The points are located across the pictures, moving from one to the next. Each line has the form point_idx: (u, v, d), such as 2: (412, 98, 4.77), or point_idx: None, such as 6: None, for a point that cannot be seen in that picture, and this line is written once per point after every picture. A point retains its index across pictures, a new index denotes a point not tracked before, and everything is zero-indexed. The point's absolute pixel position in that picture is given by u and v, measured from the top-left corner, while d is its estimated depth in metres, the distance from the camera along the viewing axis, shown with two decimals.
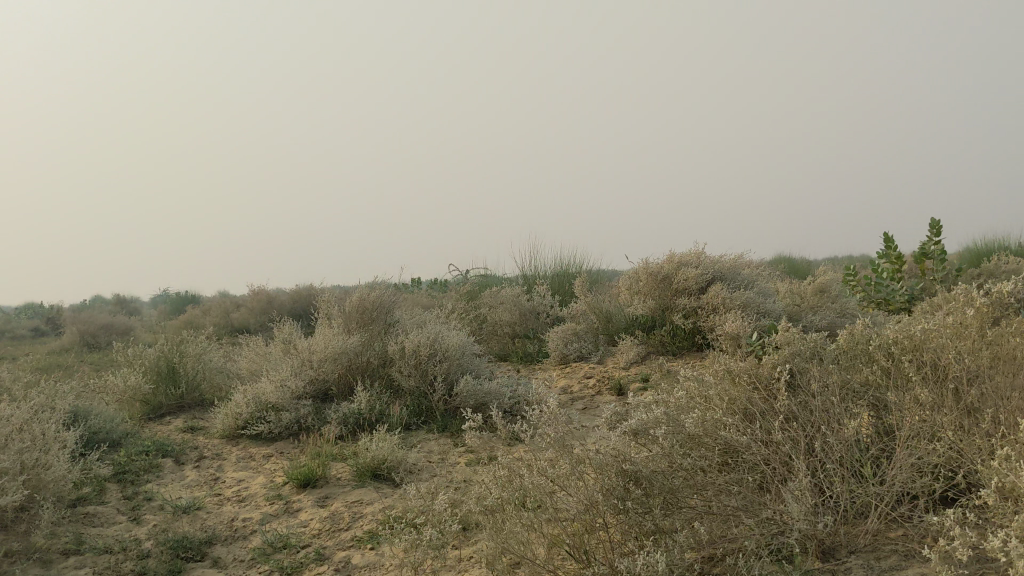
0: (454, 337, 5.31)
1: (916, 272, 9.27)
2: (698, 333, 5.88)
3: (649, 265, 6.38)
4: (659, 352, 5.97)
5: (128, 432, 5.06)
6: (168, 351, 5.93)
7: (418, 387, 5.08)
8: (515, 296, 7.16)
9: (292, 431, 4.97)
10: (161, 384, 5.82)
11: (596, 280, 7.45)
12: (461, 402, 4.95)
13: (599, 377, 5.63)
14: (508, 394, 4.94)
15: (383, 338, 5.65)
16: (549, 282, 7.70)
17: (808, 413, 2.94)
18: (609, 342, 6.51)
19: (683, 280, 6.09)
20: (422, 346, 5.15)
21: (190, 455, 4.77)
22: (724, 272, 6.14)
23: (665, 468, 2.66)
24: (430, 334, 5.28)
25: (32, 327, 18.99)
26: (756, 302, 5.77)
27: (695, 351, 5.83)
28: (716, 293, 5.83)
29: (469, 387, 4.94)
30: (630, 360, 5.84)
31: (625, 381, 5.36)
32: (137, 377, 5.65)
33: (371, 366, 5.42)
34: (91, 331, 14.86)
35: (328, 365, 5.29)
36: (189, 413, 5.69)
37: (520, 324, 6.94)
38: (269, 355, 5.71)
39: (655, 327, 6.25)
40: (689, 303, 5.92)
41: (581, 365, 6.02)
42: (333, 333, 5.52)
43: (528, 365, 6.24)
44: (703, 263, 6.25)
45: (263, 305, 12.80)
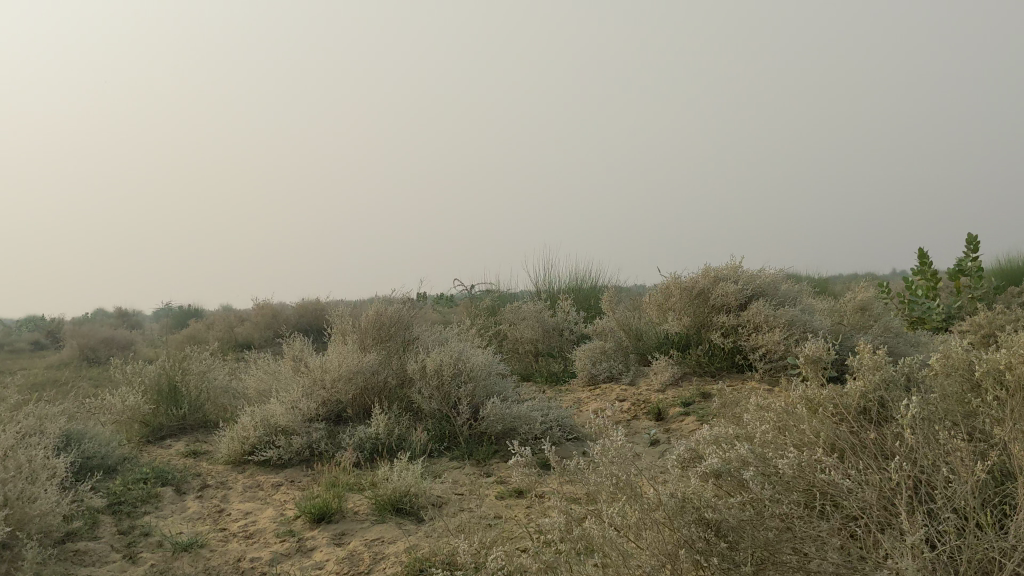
0: (480, 356, 4.90)
1: (952, 291, 8.88)
2: (738, 354, 5.53)
3: (684, 279, 5.99)
4: (696, 373, 5.58)
5: (125, 457, 4.66)
6: (170, 369, 5.54)
7: (441, 409, 4.67)
8: (538, 312, 6.76)
9: (303, 457, 4.57)
10: (161, 404, 5.42)
11: (622, 295, 7.06)
12: (488, 427, 4.54)
13: (634, 401, 5.22)
14: (539, 418, 4.53)
15: (402, 356, 5.25)
16: (573, 297, 7.31)
17: (907, 450, 2.53)
18: (641, 361, 6.10)
19: (722, 296, 5.71)
20: (446, 367, 4.75)
21: (192, 484, 4.37)
22: (766, 287, 5.74)
23: (754, 516, 2.25)
24: (453, 353, 4.88)
25: (32, 340, 18.63)
26: (802, 320, 5.40)
27: (736, 373, 5.47)
28: (759, 310, 5.46)
29: (496, 410, 4.54)
30: (665, 382, 5.42)
31: (664, 406, 4.96)
32: (136, 397, 5.25)
33: (389, 387, 5.00)
34: (92, 344, 14.48)
35: (342, 385, 4.88)
36: (191, 435, 5.29)
37: (543, 342, 6.54)
38: (278, 374, 5.31)
39: (690, 346, 5.86)
40: (729, 322, 5.54)
41: (611, 386, 5.60)
42: (348, 351, 5.11)
43: (555, 386, 5.83)
44: (742, 277, 5.86)
45: (268, 320, 12.42)
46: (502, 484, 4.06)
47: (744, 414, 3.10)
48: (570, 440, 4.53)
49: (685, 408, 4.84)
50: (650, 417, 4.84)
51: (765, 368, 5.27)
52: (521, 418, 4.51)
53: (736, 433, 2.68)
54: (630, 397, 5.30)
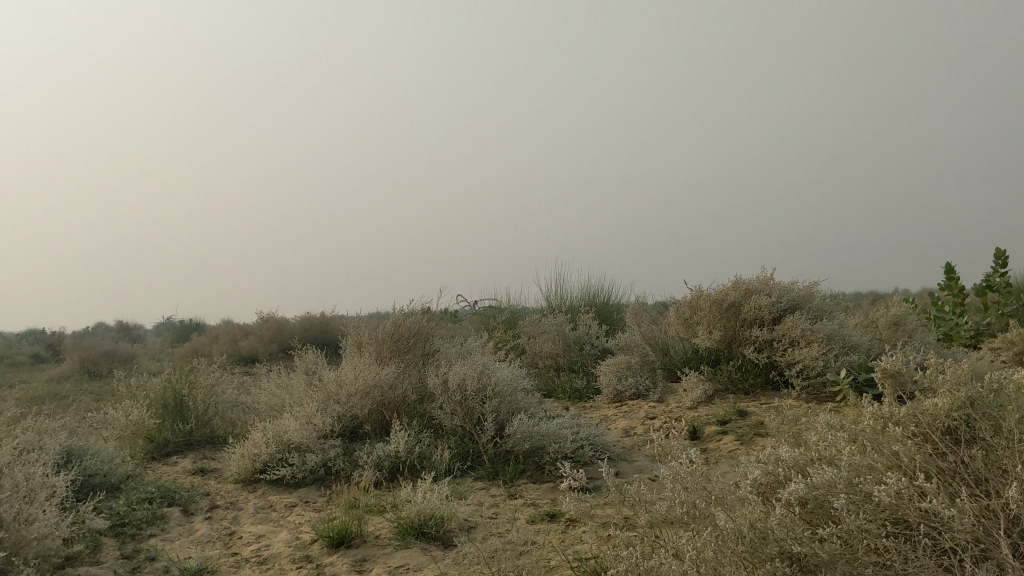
0: (505, 370, 4.62)
1: (979, 307, 8.62)
2: (773, 370, 5.28)
3: (714, 292, 5.74)
4: (728, 390, 5.33)
5: (129, 475, 4.39)
6: (176, 382, 5.28)
7: (465, 426, 4.40)
8: (558, 325, 6.51)
9: (318, 475, 4.31)
10: (167, 418, 5.15)
11: (646, 308, 6.81)
12: (515, 444, 4.26)
13: (665, 418, 4.95)
14: (569, 436, 4.24)
15: (421, 370, 4.98)
16: (594, 310, 7.06)
17: (1005, 475, 2.24)
18: (668, 378, 5.84)
19: (756, 310, 5.46)
20: (469, 381, 4.48)
21: (200, 504, 4.10)
22: (801, 299, 5.49)
23: (847, 551, 1.99)
24: (477, 367, 4.61)
25: (32, 353, 18.38)
26: (840, 336, 5.16)
27: (771, 391, 5.21)
28: (795, 324, 5.22)
29: (524, 428, 4.26)
30: (697, 399, 5.15)
31: (699, 424, 4.69)
32: (141, 411, 4.99)
33: (408, 402, 4.74)
34: (93, 357, 14.22)
35: (358, 400, 4.62)
36: (198, 451, 5.03)
37: (564, 357, 6.28)
38: (291, 387, 5.04)
39: (720, 362, 5.60)
40: (764, 336, 5.29)
41: (639, 403, 5.33)
42: (365, 364, 4.86)
43: (579, 402, 5.56)
44: (776, 288, 5.61)
45: (273, 333, 12.17)
46: (533, 507, 3.79)
47: (809, 434, 2.84)
48: (603, 459, 4.25)
49: (722, 427, 4.58)
50: (685, 436, 4.58)
51: (803, 385, 5.02)
52: (550, 436, 4.24)
53: (813, 457, 2.41)
54: (661, 415, 5.03)
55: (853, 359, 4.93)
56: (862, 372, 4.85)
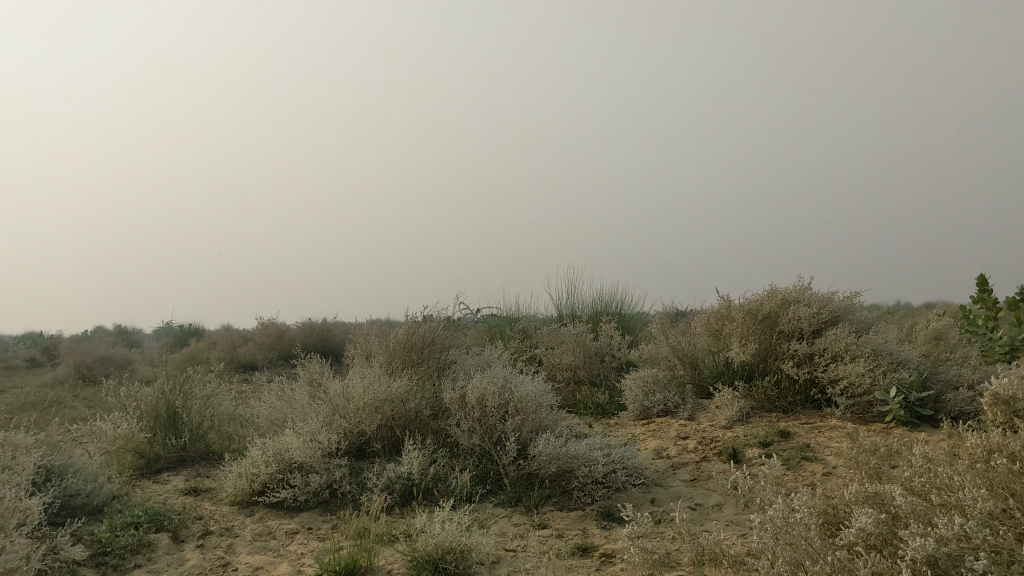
0: (530, 385, 4.22)
1: (1013, 321, 8.18)
2: (813, 387, 4.89)
3: (748, 302, 5.35)
4: (764, 408, 4.94)
5: (114, 497, 3.99)
6: (169, 392, 4.89)
7: (485, 446, 4.01)
8: (578, 335, 6.12)
9: (322, 498, 3.92)
10: (159, 432, 4.77)
11: (670, 320, 6.43)
12: (540, 467, 3.86)
13: (699, 438, 4.55)
14: (601, 458, 3.84)
15: (436, 383, 4.59)
16: (615, 319, 6.67)
17: None
18: (698, 394, 5.44)
19: (794, 320, 5.07)
20: (489, 398, 4.08)
21: (192, 530, 3.71)
22: (843, 311, 5.10)
23: None
24: (497, 381, 4.21)
25: (27, 357, 17.99)
26: (888, 351, 4.77)
27: (812, 410, 4.81)
28: (838, 337, 4.83)
29: (550, 448, 3.86)
30: (732, 418, 4.75)
31: (739, 447, 4.30)
32: (131, 424, 4.60)
33: (421, 418, 4.35)
34: (88, 362, 13.82)
35: (366, 416, 4.22)
36: (192, 468, 4.64)
37: (585, 370, 5.88)
38: (292, 400, 4.65)
39: (755, 378, 5.20)
40: (804, 350, 4.90)
41: (669, 421, 4.93)
42: (374, 375, 4.46)
43: (603, 419, 5.16)
44: (815, 297, 5.22)
45: (273, 340, 11.78)
46: (562, 539, 3.39)
47: (902, 470, 2.44)
48: (636, 485, 3.85)
49: (765, 451, 4.19)
50: (724, 459, 4.19)
51: (847, 404, 4.63)
52: (578, 458, 3.83)
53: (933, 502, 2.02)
54: (695, 434, 4.63)
55: (904, 376, 4.57)
56: (913, 391, 4.50)
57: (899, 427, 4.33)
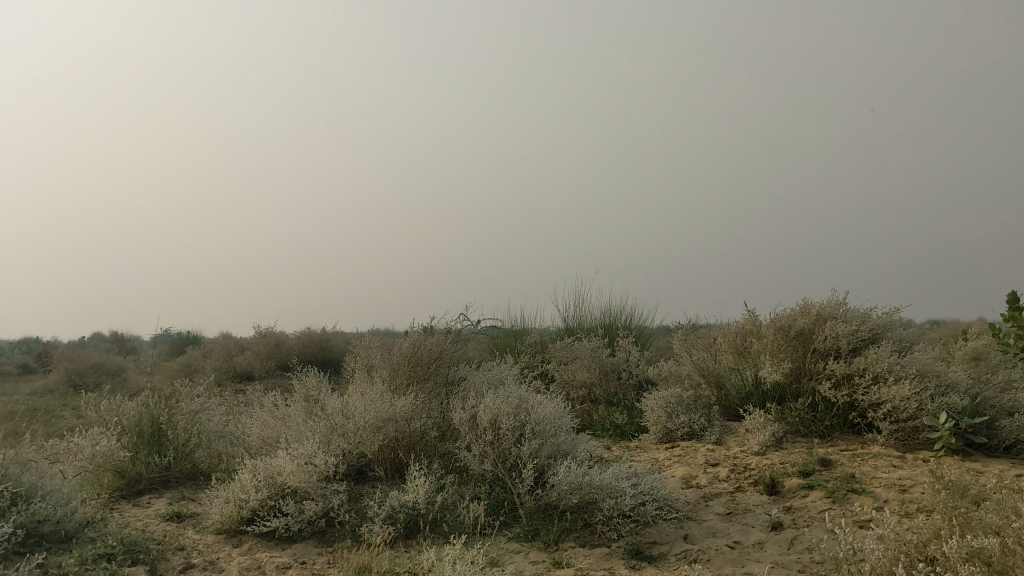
0: (549, 404, 3.83)
1: None
2: (852, 410, 4.51)
3: (779, 318, 4.99)
4: (798, 433, 4.56)
5: (86, 525, 3.60)
6: (153, 407, 4.51)
7: (498, 472, 3.62)
8: (594, 350, 5.75)
9: (318, 529, 3.54)
10: (141, 450, 4.38)
11: (691, 335, 6.06)
12: (560, 497, 3.47)
13: (731, 466, 4.17)
14: (629, 490, 3.45)
15: (445, 402, 4.21)
16: (633, 334, 6.29)
17: None
18: (724, 416, 5.06)
19: (830, 338, 4.70)
20: (504, 418, 3.69)
21: (172, 563, 3.32)
22: (883, 329, 4.73)
23: None
24: (513, 401, 3.82)
25: (20, 364, 17.63)
26: (934, 372, 4.41)
27: (852, 435, 4.44)
28: (880, 357, 4.46)
29: (571, 476, 3.47)
30: (765, 443, 4.37)
31: (776, 476, 3.92)
32: (110, 442, 4.22)
33: (427, 440, 3.96)
34: (80, 370, 13.45)
35: (368, 437, 3.84)
36: (176, 490, 4.25)
37: (601, 388, 5.51)
38: (287, 417, 4.26)
39: (787, 400, 4.83)
40: (843, 369, 4.53)
41: (695, 446, 4.54)
42: (377, 392, 4.08)
43: (622, 442, 4.78)
44: (852, 313, 4.85)
45: (270, 350, 11.41)
46: None
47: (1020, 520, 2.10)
48: (667, 520, 3.46)
49: (806, 481, 3.81)
50: (761, 490, 3.81)
51: (891, 429, 4.26)
52: (603, 487, 3.44)
53: None
54: (726, 461, 4.25)
55: (954, 400, 4.19)
56: (965, 417, 4.14)
57: (953, 460, 3.96)
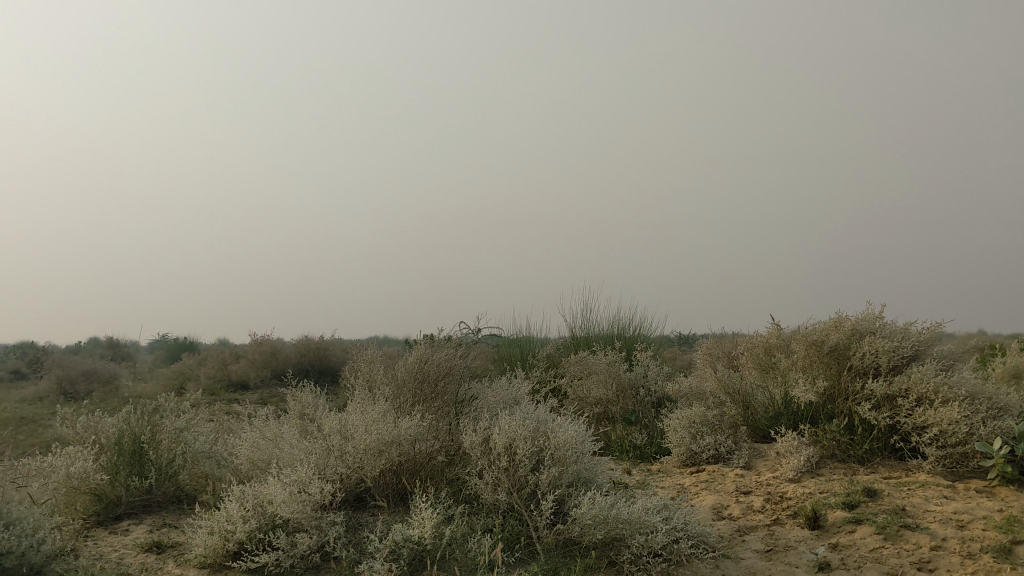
0: (570, 427, 3.47)
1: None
2: (894, 434, 4.16)
3: (812, 332, 4.63)
4: (835, 458, 4.20)
5: (54, 557, 3.24)
6: (134, 423, 4.15)
7: (514, 502, 3.26)
8: (610, 364, 5.40)
9: (311, 566, 3.17)
10: (121, 472, 4.01)
11: (713, 350, 5.70)
12: (582, 533, 3.10)
13: (766, 495, 3.80)
14: (660, 526, 3.08)
15: (454, 424, 3.86)
16: (650, 347, 5.94)
17: None
18: (752, 438, 4.70)
19: (869, 355, 4.34)
20: (521, 443, 3.33)
21: None
22: (926, 345, 4.37)
23: None
24: (529, 424, 3.46)
25: (12, 370, 17.27)
26: (985, 393, 4.05)
27: (894, 461, 4.08)
28: (924, 376, 4.10)
29: (595, 509, 3.11)
30: (801, 469, 4.01)
31: (818, 507, 3.56)
32: (85, 463, 3.87)
33: (435, 466, 3.60)
34: (71, 377, 13.07)
35: (369, 462, 3.48)
36: (158, 515, 3.89)
37: (618, 405, 5.15)
38: (280, 437, 3.90)
39: (821, 421, 4.47)
40: (884, 389, 4.17)
41: (722, 470, 4.19)
42: (379, 412, 3.73)
43: (643, 466, 4.43)
44: (892, 328, 4.49)
45: (266, 358, 11.06)
46: None
47: None
48: (703, 560, 3.10)
49: (852, 514, 3.45)
50: (801, 523, 3.45)
51: (938, 456, 3.90)
52: (632, 522, 3.08)
53: None
54: (759, 489, 3.88)
55: (1008, 423, 3.83)
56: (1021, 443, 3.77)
57: (1012, 491, 3.59)
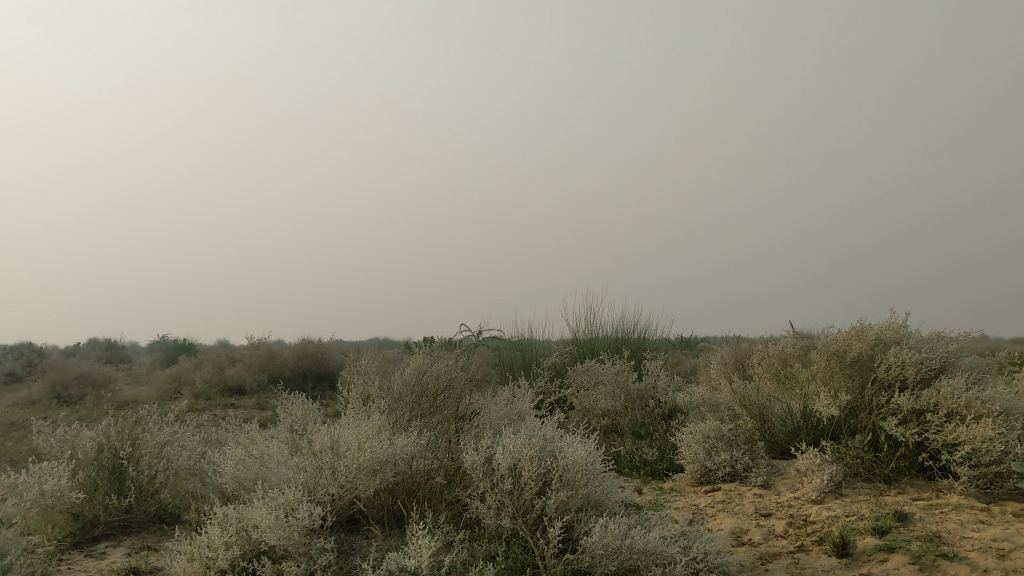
0: (579, 445, 3.22)
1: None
2: (922, 452, 3.91)
3: (832, 343, 4.38)
4: (859, 477, 3.95)
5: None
6: (114, 438, 3.93)
7: (518, 528, 3.00)
8: (617, 373, 5.15)
9: None
10: (100, 490, 3.77)
11: (726, 360, 5.45)
12: (593, 565, 2.84)
13: (787, 518, 3.55)
14: (679, 557, 2.83)
15: (455, 441, 3.61)
16: (660, 356, 5.69)
17: None
18: (769, 454, 4.44)
19: (894, 368, 4.10)
20: (526, 463, 3.08)
21: None
22: (954, 357, 4.12)
23: None
24: (535, 442, 3.21)
25: (7, 372, 17.02)
26: (1019, 409, 3.80)
27: (924, 481, 3.83)
28: (954, 390, 3.85)
29: (607, 537, 2.85)
30: (824, 489, 3.75)
31: (845, 532, 3.30)
32: (61, 480, 3.64)
33: (434, 487, 3.36)
34: (64, 381, 12.82)
35: (362, 482, 3.23)
36: (138, 537, 3.63)
37: (626, 418, 4.91)
38: (268, 453, 3.65)
39: (843, 437, 4.22)
40: (911, 404, 3.91)
41: (740, 489, 3.94)
42: (375, 427, 3.48)
43: (654, 484, 4.19)
44: (917, 338, 4.24)
45: (262, 362, 10.81)
46: None
47: None
48: None
49: (883, 541, 3.19)
50: (828, 551, 3.20)
51: (971, 476, 3.65)
52: (648, 552, 2.83)
53: None
54: (780, 511, 3.63)
55: None
56: None
57: None
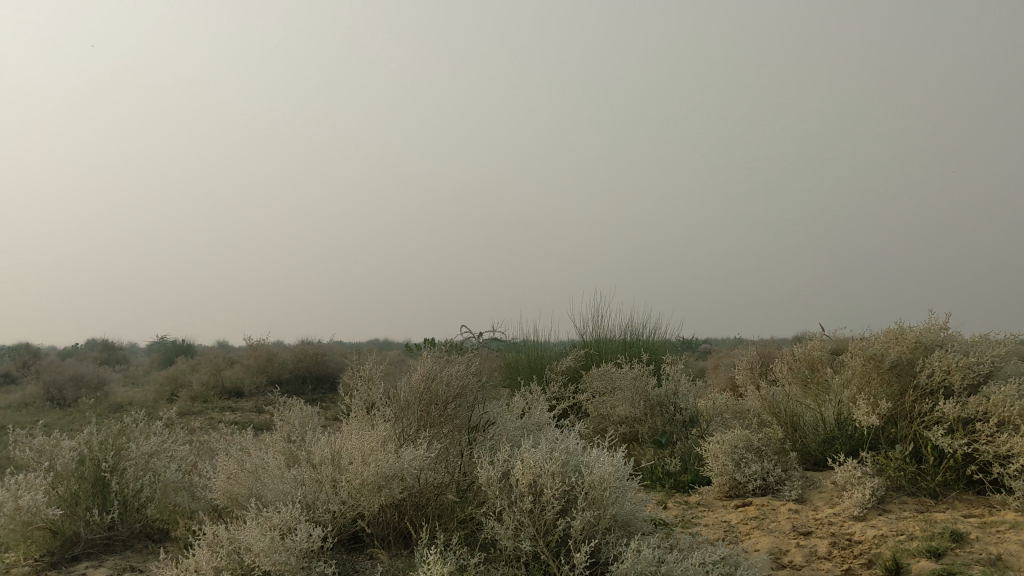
0: (606, 460, 2.92)
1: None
2: (971, 464, 3.61)
3: (868, 346, 4.08)
4: (902, 492, 3.66)
5: None
6: (97, 448, 3.63)
7: (540, 552, 2.70)
8: (636, 378, 4.86)
9: None
10: (81, 505, 3.47)
11: (749, 365, 5.16)
12: None
13: (830, 537, 3.26)
14: None
15: (468, 455, 3.31)
16: (680, 359, 5.41)
17: None
18: (802, 465, 4.17)
19: (938, 374, 3.80)
20: (548, 480, 2.78)
21: None
22: (1002, 361, 3.82)
23: None
24: (557, 456, 2.91)
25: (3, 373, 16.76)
26: None
27: (973, 496, 3.54)
28: (1006, 397, 3.54)
29: (640, 563, 2.55)
30: (866, 505, 3.46)
31: (897, 554, 3.01)
32: (36, 495, 3.33)
33: (445, 505, 3.06)
34: (60, 381, 12.56)
35: (366, 500, 2.93)
36: (122, 556, 3.33)
37: (645, 426, 4.63)
38: (264, 465, 3.36)
39: (882, 448, 3.93)
40: (958, 413, 3.61)
41: (773, 504, 3.65)
42: (380, 439, 3.19)
43: (680, 498, 3.91)
44: (961, 341, 3.94)
45: (262, 364, 10.52)
46: None
47: None
48: None
49: (941, 565, 2.89)
50: None
51: None
52: None
53: None
54: (820, 529, 3.33)
55: None
56: None
57: None
